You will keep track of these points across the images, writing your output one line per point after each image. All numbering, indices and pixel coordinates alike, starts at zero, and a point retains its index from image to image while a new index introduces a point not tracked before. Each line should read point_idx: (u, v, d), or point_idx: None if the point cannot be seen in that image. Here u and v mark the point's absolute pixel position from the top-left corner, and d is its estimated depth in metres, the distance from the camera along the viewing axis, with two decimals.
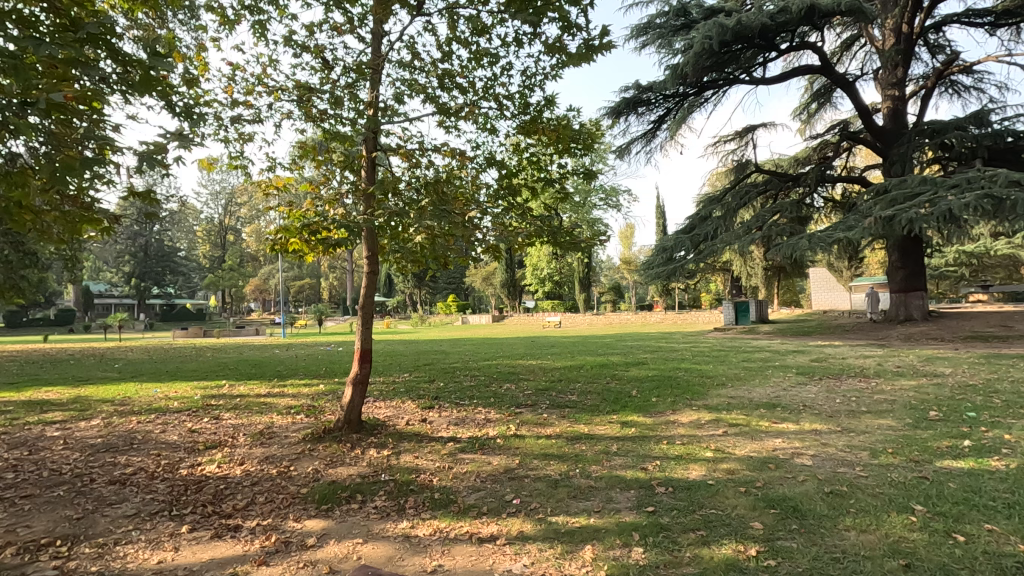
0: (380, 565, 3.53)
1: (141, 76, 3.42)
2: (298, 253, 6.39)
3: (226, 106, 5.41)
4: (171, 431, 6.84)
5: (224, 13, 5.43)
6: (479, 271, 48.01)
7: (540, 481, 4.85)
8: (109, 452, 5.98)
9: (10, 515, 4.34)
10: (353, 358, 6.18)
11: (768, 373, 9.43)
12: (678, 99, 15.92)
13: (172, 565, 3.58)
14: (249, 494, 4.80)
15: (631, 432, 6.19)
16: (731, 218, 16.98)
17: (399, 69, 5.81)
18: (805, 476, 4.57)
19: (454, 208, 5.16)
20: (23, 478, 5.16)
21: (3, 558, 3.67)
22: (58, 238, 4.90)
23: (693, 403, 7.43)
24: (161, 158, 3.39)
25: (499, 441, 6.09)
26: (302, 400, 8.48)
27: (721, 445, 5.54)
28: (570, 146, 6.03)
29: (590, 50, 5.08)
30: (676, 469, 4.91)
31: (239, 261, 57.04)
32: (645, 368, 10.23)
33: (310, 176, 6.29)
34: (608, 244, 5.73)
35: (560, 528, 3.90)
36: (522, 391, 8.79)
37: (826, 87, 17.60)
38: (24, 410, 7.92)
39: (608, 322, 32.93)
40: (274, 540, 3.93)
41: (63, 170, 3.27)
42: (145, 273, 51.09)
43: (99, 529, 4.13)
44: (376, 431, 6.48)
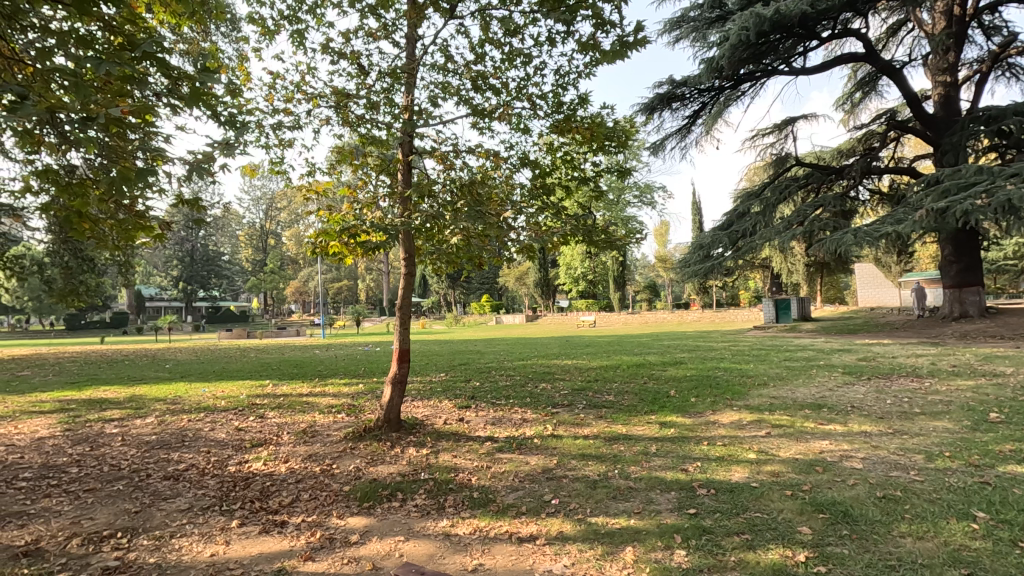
0: (422, 562, 3.58)
1: (191, 90, 3.54)
2: (338, 256, 6.52)
3: (267, 113, 5.57)
4: (220, 429, 7.08)
5: (264, 24, 5.60)
6: (512, 270, 48.08)
7: (578, 481, 4.83)
8: (162, 449, 6.26)
9: (74, 507, 4.58)
10: (392, 358, 6.28)
11: (813, 372, 9.13)
12: (714, 93, 15.56)
13: (224, 559, 3.71)
14: (294, 491, 4.94)
15: (670, 433, 6.10)
16: (771, 214, 16.49)
17: (433, 72, 5.88)
18: (856, 480, 4.41)
19: (489, 208, 5.19)
20: (85, 473, 5.44)
21: (70, 547, 3.89)
22: (113, 245, 5.15)
23: (734, 403, 7.26)
24: (210, 168, 3.52)
25: (536, 441, 6.09)
26: (343, 399, 8.67)
27: (765, 447, 5.40)
28: (604, 145, 5.95)
29: (625, 46, 5.03)
30: (718, 470, 4.82)
31: (279, 264, 58.75)
32: (683, 368, 10.07)
33: (347, 180, 6.43)
34: (644, 243, 5.70)
35: (600, 529, 3.87)
36: (558, 391, 8.76)
37: (871, 75, 16.89)
38: (85, 408, 8.34)
39: (644, 321, 32.66)
40: (319, 536, 4.03)
41: (121, 181, 3.42)
42: (191, 278, 53.17)
43: (156, 522, 4.31)
44: (415, 431, 6.55)
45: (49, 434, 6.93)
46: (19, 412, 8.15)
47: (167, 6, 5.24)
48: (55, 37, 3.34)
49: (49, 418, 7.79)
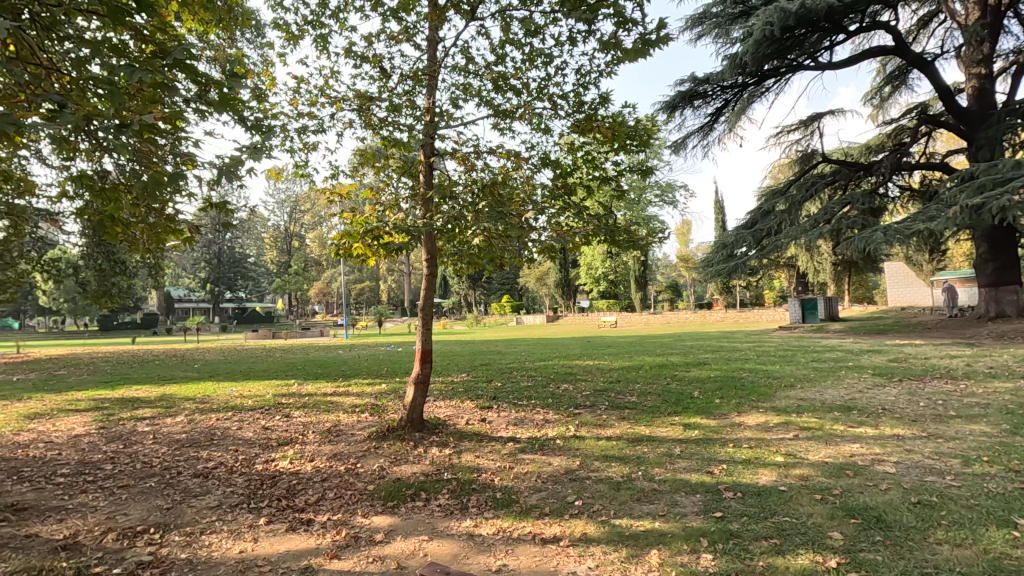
0: (446, 562, 3.59)
1: (219, 95, 3.59)
2: (362, 258, 6.60)
3: (292, 118, 5.67)
4: (247, 428, 7.23)
5: (289, 29, 5.68)
6: (533, 271, 47.95)
7: (601, 482, 4.80)
8: (192, 447, 6.39)
9: (109, 503, 4.72)
10: (415, 358, 6.33)
11: (842, 374, 8.93)
12: (737, 89, 15.30)
13: (252, 555, 3.78)
14: (319, 490, 5.01)
15: (694, 435, 6.02)
16: (797, 212, 16.18)
17: (454, 74, 5.90)
18: (889, 485, 4.29)
19: (510, 209, 5.19)
20: (119, 470, 5.60)
21: (106, 541, 4.00)
22: (145, 247, 5.28)
23: (760, 405, 7.14)
24: (239, 171, 3.57)
25: (559, 442, 6.08)
26: (366, 399, 8.76)
27: (794, 450, 5.29)
28: (626, 144, 5.87)
29: (647, 44, 4.97)
30: (744, 473, 4.74)
31: (303, 266, 59.75)
32: (707, 369, 9.93)
33: (370, 182, 6.50)
34: (666, 243, 5.64)
35: (624, 531, 3.84)
36: (580, 391, 8.74)
37: (900, 68, 16.44)
38: (118, 407, 8.59)
39: (666, 321, 32.42)
40: (344, 534, 4.08)
41: (153, 185, 3.50)
42: (218, 279, 54.43)
43: (186, 518, 4.42)
44: (438, 431, 6.59)
45: (85, 432, 7.15)
46: (56, 411, 8.43)
47: (195, 14, 5.37)
48: (90, 46, 3.42)
49: (85, 416, 8.03)
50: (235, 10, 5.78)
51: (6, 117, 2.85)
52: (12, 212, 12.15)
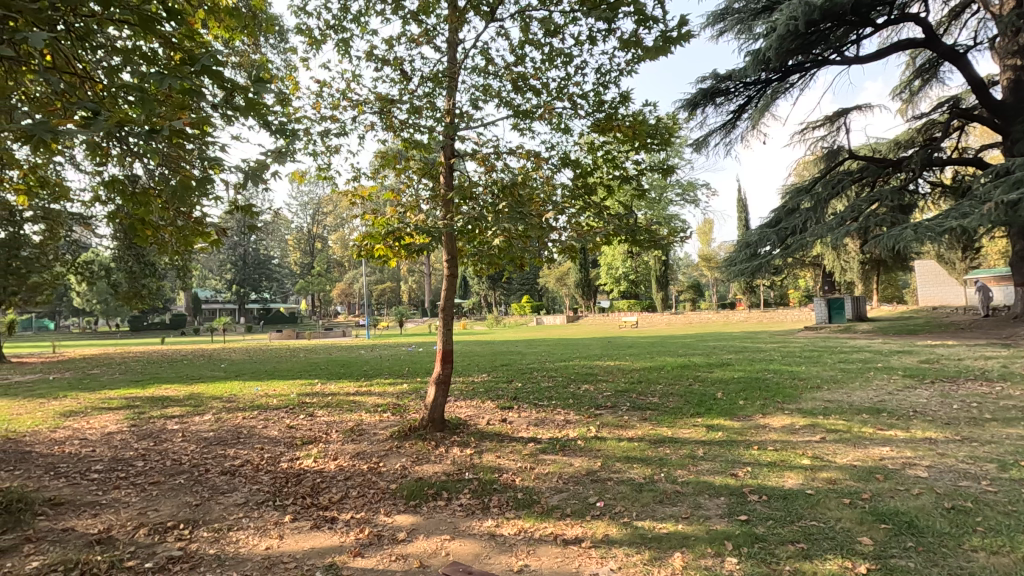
0: (468, 562, 3.60)
1: (245, 101, 3.66)
2: (383, 259, 6.66)
3: (315, 121, 5.76)
4: (272, 426, 7.36)
5: (311, 34, 5.77)
6: (552, 271, 47.79)
7: (623, 484, 4.76)
8: (220, 445, 6.53)
9: (141, 499, 4.85)
10: (436, 358, 6.35)
11: (871, 375, 8.70)
12: (760, 85, 15.04)
13: (278, 552, 3.85)
14: (343, 488, 5.07)
15: (717, 436, 5.93)
16: (823, 210, 15.85)
17: (474, 75, 5.92)
18: (921, 490, 4.17)
19: (530, 209, 5.19)
20: (150, 467, 5.76)
21: (138, 536, 4.11)
22: (174, 250, 5.42)
23: (786, 407, 7.00)
24: (264, 175, 3.64)
25: (580, 443, 6.06)
26: (388, 399, 8.83)
27: (821, 453, 5.18)
28: (647, 143, 5.80)
29: (667, 42, 4.93)
30: (769, 476, 4.66)
31: (326, 267, 60.59)
32: (730, 370, 9.79)
33: (391, 184, 6.56)
34: (689, 242, 5.58)
35: (646, 533, 3.81)
36: (601, 392, 8.68)
37: (931, 61, 16.00)
38: (149, 405, 8.83)
39: (688, 321, 32.07)
40: (368, 532, 4.12)
41: (183, 190, 3.58)
42: (244, 280, 55.55)
43: (214, 515, 4.52)
44: (459, 431, 6.62)
45: (118, 429, 7.36)
46: (90, 409, 8.70)
47: (221, 21, 5.49)
48: (122, 55, 3.50)
49: (117, 414, 8.27)
50: (260, 17, 5.89)
51: (44, 124, 2.94)
52: (47, 217, 12.61)
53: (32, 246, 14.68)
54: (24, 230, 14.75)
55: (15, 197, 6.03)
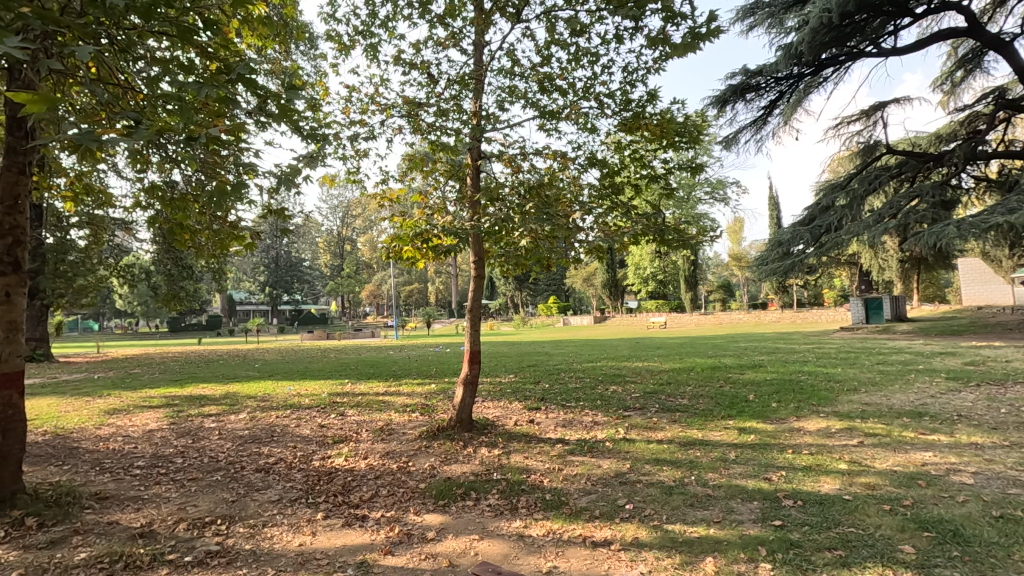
0: (497, 562, 3.62)
1: (278, 107, 3.72)
2: (411, 260, 6.73)
3: (344, 126, 5.87)
4: (305, 425, 7.51)
5: (341, 40, 5.88)
6: (579, 271, 47.52)
7: (653, 486, 4.71)
8: (254, 443, 6.70)
9: (180, 494, 5.01)
10: (464, 359, 6.38)
11: (911, 377, 8.39)
12: (792, 80, 14.68)
13: (311, 549, 3.93)
14: (373, 487, 5.14)
15: (749, 440, 5.81)
16: (859, 207, 15.33)
17: (500, 77, 5.95)
18: (966, 497, 4.01)
19: (557, 210, 5.18)
20: (189, 463, 5.94)
21: (178, 531, 4.25)
22: (211, 253, 5.59)
23: (821, 410, 6.81)
24: (297, 180, 3.71)
25: (608, 444, 6.01)
26: (416, 399, 8.90)
27: (858, 457, 5.03)
28: (675, 141, 5.72)
29: (696, 38, 4.86)
30: (805, 481, 4.54)
31: (355, 269, 61.60)
32: (762, 372, 9.58)
33: (418, 186, 6.63)
34: (719, 241, 5.48)
35: (677, 537, 3.76)
36: (630, 393, 8.59)
37: (974, 51, 15.38)
38: (187, 404, 9.12)
39: (718, 322, 31.52)
40: (398, 531, 4.17)
41: (220, 196, 3.67)
42: (277, 282, 56.91)
43: (250, 511, 4.63)
44: (486, 431, 6.64)
45: (158, 426, 7.63)
46: (132, 407, 9.04)
47: (254, 30, 5.65)
48: (161, 65, 3.61)
49: (157, 412, 8.57)
50: (291, 24, 6.03)
51: (89, 134, 3.03)
52: (92, 222, 13.15)
53: (77, 250, 15.31)
54: (70, 235, 15.40)
55: (62, 203, 6.30)
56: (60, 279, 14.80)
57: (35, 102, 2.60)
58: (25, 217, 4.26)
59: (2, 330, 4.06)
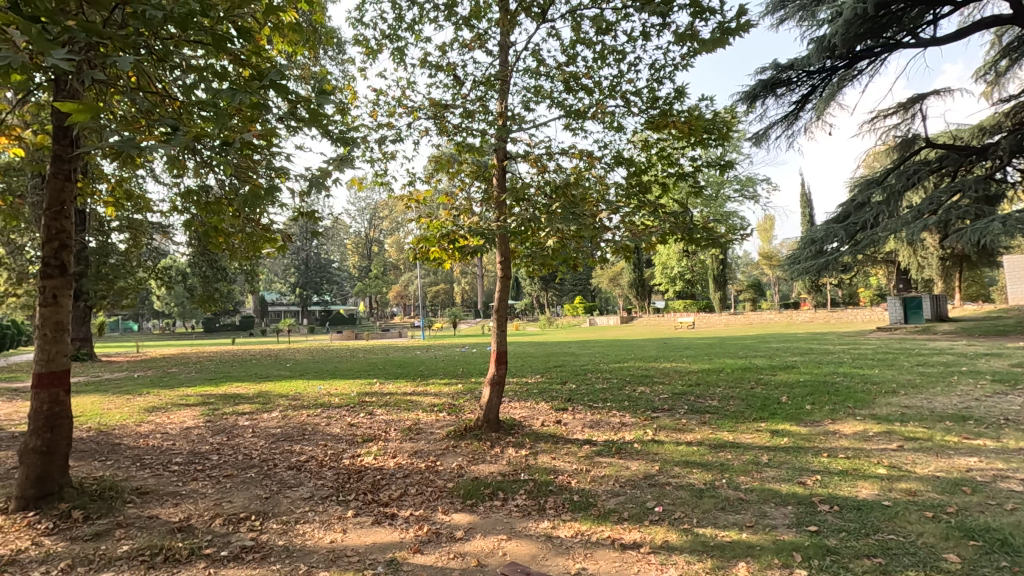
0: (526, 562, 3.61)
1: (308, 112, 3.79)
2: (438, 261, 6.78)
3: (372, 129, 5.96)
4: (335, 424, 7.64)
5: (368, 44, 5.97)
6: (605, 271, 47.16)
7: (683, 489, 4.64)
8: (287, 441, 6.85)
9: (216, 490, 5.15)
10: (491, 359, 6.40)
11: (954, 379, 8.08)
12: (825, 73, 14.28)
13: (342, 546, 3.99)
14: (402, 486, 5.19)
15: (782, 443, 5.67)
16: (897, 203, 14.62)
17: (526, 76, 5.94)
18: (1015, 505, 3.84)
19: (584, 210, 5.16)
20: (224, 460, 6.11)
21: (215, 526, 4.36)
22: (245, 255, 5.74)
23: (858, 412, 6.61)
24: (327, 182, 3.78)
25: (637, 446, 5.95)
26: (443, 399, 8.97)
27: (898, 462, 4.86)
28: (704, 139, 5.63)
29: (725, 33, 4.77)
30: (841, 486, 4.41)
31: (382, 270, 62.47)
32: (795, 373, 9.34)
33: (444, 188, 6.68)
34: (749, 240, 5.36)
35: (708, 541, 3.69)
36: (658, 394, 8.50)
37: (1019, 39, 14.70)
38: (222, 402, 9.38)
39: (748, 322, 30.90)
40: (426, 530, 4.21)
41: (254, 199, 3.74)
42: (307, 283, 58.14)
43: (283, 508, 4.73)
44: (513, 431, 6.65)
45: (194, 424, 7.87)
46: (170, 405, 9.34)
47: (285, 36, 5.77)
48: (196, 71, 3.70)
49: (194, 410, 8.83)
50: (320, 30, 6.14)
51: (131, 141, 3.13)
52: (131, 226, 13.65)
53: (118, 253, 15.95)
54: (112, 239, 16.03)
55: (104, 208, 6.53)
56: (103, 281, 15.42)
57: (80, 111, 2.70)
58: (71, 222, 4.44)
59: (50, 330, 4.24)
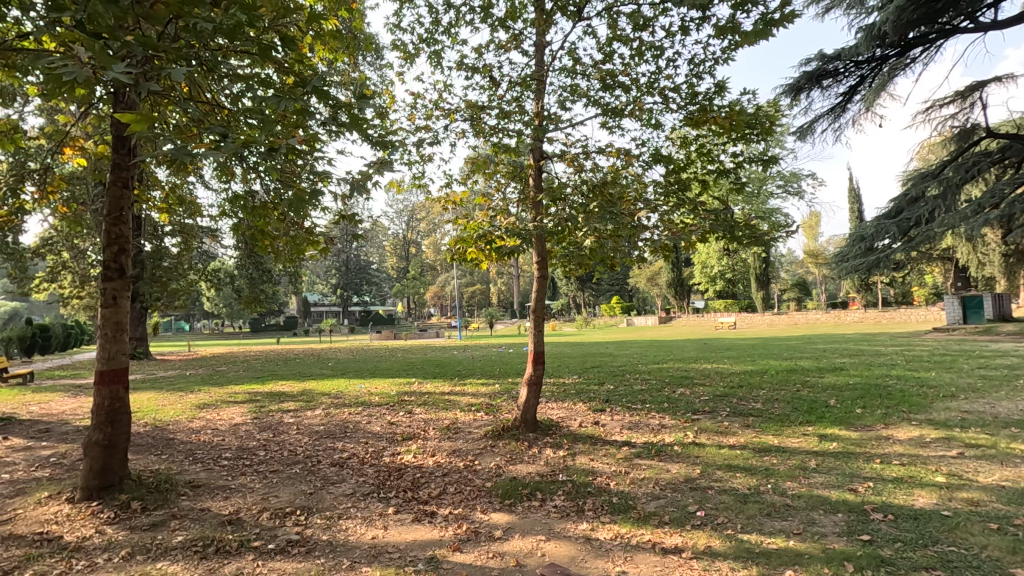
0: (565, 564, 3.59)
1: (350, 117, 3.87)
2: (475, 262, 6.83)
3: (411, 132, 6.07)
4: (376, 422, 7.78)
5: (406, 49, 6.07)
6: (643, 271, 46.51)
7: (726, 494, 4.52)
8: (330, 438, 7.02)
9: (263, 485, 5.33)
10: (528, 359, 6.40)
11: (1020, 384, 7.59)
12: (875, 63, 13.67)
13: (383, 542, 4.06)
14: (441, 484, 5.25)
15: (831, 447, 5.46)
16: (955, 198, 13.87)
17: (562, 76, 5.92)
18: None
19: (621, 209, 5.10)
20: (270, 456, 6.31)
21: (262, 519, 4.51)
22: (289, 258, 5.91)
23: (914, 417, 6.30)
24: (368, 185, 3.86)
25: (677, 448, 5.84)
26: (481, 398, 9.02)
27: (958, 470, 4.61)
28: (745, 134, 5.48)
29: (768, 24, 4.63)
30: (896, 494, 4.21)
31: (420, 271, 63.41)
32: (844, 375, 8.98)
33: (481, 189, 6.72)
34: (794, 237, 5.19)
35: (753, 548, 3.59)
36: (698, 396, 8.31)
37: None
38: (268, 399, 9.70)
39: (792, 322, 29.96)
40: (465, 528, 4.24)
41: (298, 203, 3.82)
42: (348, 284, 59.57)
43: (326, 503, 4.85)
44: (552, 432, 6.63)
45: (243, 420, 8.17)
46: (220, 402, 9.71)
47: (326, 44, 5.94)
48: (243, 80, 3.81)
49: (242, 407, 9.16)
50: (360, 37, 6.27)
51: (184, 150, 3.25)
52: (183, 231, 14.29)
53: (171, 257, 16.73)
54: (165, 243, 16.83)
55: (159, 214, 6.83)
56: (157, 283, 16.21)
57: (137, 121, 2.84)
58: (129, 228, 4.68)
59: (110, 329, 4.47)
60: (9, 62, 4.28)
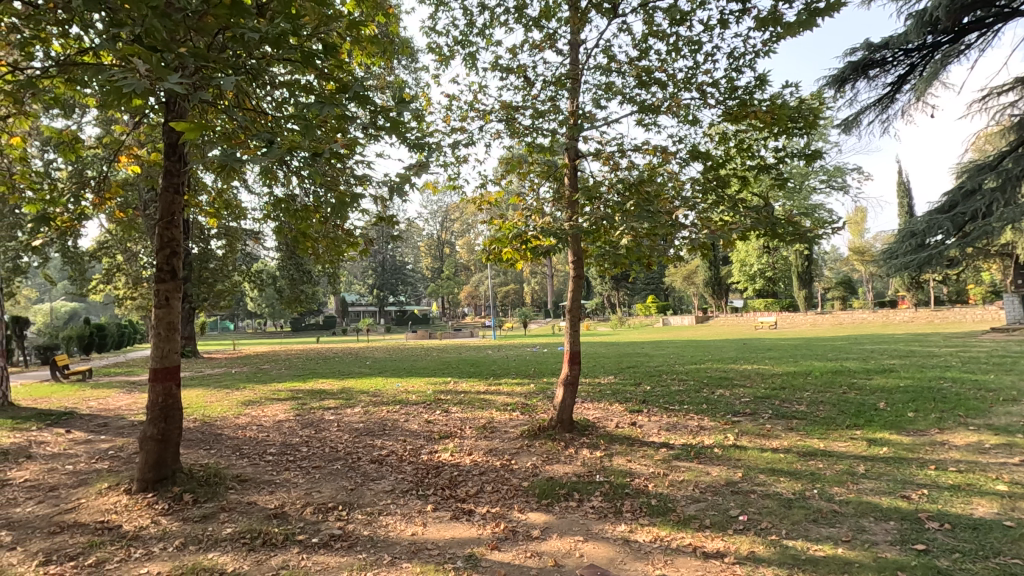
0: (604, 565, 3.57)
1: (389, 120, 3.94)
2: (510, 262, 6.85)
3: (446, 134, 6.14)
4: (413, 420, 7.89)
5: (441, 52, 6.13)
6: (679, 270, 45.67)
7: (769, 498, 4.40)
8: (368, 436, 7.16)
9: (306, 481, 5.48)
10: (563, 359, 6.38)
11: None
12: (925, 51, 13.05)
13: (422, 539, 4.13)
14: (478, 482, 5.29)
15: (881, 452, 5.25)
16: (1014, 190, 12.83)
17: (597, 74, 5.86)
18: None
19: (659, 207, 5.01)
20: (313, 452, 6.48)
21: (306, 514, 4.64)
22: (329, 258, 6.05)
23: (970, 422, 5.99)
24: (406, 187, 3.92)
25: (717, 451, 5.71)
26: (516, 398, 9.02)
27: (1020, 478, 4.36)
28: (788, 128, 5.31)
29: (813, 14, 4.48)
30: (953, 502, 4.01)
31: (454, 271, 63.99)
32: (894, 377, 8.60)
33: (515, 189, 6.75)
34: (840, 234, 5.00)
35: (799, 554, 3.48)
36: (739, 397, 8.12)
37: None
38: (309, 397, 9.97)
39: (837, 322, 28.89)
40: (503, 527, 4.26)
41: (339, 206, 3.91)
42: (383, 284, 60.58)
43: (367, 499, 4.96)
44: (588, 432, 6.58)
45: (286, 417, 8.41)
46: (264, 399, 10.03)
47: (364, 48, 6.05)
48: (286, 85, 3.91)
49: (285, 404, 9.44)
50: (396, 41, 6.36)
51: (232, 155, 3.37)
52: (228, 234, 14.82)
53: (217, 258, 17.35)
54: (211, 245, 17.48)
55: (206, 218, 7.09)
56: (203, 284, 16.85)
57: (191, 129, 2.97)
58: (180, 231, 4.88)
59: (163, 329, 4.67)
60: (70, 75, 4.50)
